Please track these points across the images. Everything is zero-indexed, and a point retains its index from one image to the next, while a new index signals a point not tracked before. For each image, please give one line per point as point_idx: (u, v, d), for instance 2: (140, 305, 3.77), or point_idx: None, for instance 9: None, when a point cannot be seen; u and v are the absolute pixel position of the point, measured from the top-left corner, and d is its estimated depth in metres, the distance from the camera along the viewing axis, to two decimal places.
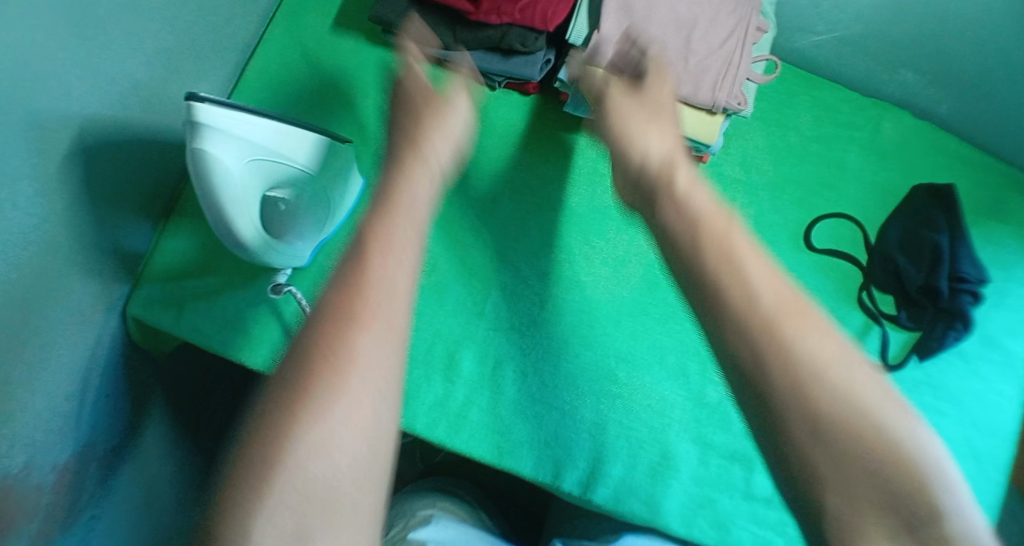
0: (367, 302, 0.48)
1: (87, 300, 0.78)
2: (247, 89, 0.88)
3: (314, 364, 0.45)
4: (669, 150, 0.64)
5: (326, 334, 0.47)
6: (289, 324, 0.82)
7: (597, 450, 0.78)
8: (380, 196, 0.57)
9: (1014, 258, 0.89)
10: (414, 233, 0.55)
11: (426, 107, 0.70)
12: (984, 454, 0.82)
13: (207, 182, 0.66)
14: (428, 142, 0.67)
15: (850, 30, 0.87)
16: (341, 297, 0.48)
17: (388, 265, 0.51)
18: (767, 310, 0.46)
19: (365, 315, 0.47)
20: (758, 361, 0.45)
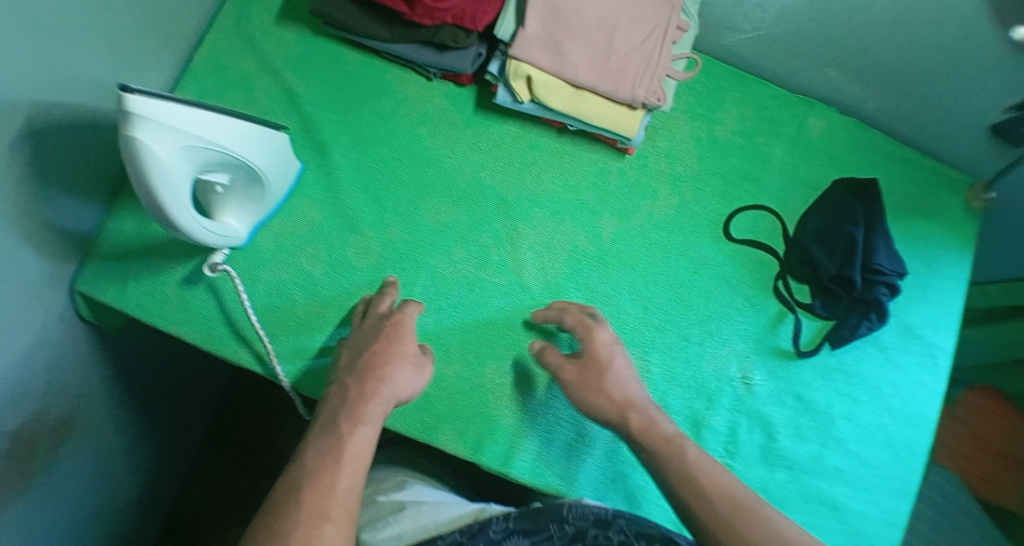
0: (324, 490, 0.64)
1: (35, 277, 0.79)
2: (193, 77, 0.91)
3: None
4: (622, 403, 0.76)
5: (294, 514, 0.62)
6: (227, 302, 0.86)
7: (518, 430, 0.83)
8: (336, 413, 0.71)
9: (940, 253, 0.92)
10: (364, 448, 0.69)
11: (380, 331, 0.78)
12: (899, 441, 0.87)
13: (143, 172, 0.69)
14: (382, 355, 0.76)
15: (774, 28, 0.90)
16: (303, 471, 0.66)
17: (347, 480, 0.66)
18: (726, 516, 0.65)
19: (328, 480, 0.65)
20: (724, 522, 0.65)
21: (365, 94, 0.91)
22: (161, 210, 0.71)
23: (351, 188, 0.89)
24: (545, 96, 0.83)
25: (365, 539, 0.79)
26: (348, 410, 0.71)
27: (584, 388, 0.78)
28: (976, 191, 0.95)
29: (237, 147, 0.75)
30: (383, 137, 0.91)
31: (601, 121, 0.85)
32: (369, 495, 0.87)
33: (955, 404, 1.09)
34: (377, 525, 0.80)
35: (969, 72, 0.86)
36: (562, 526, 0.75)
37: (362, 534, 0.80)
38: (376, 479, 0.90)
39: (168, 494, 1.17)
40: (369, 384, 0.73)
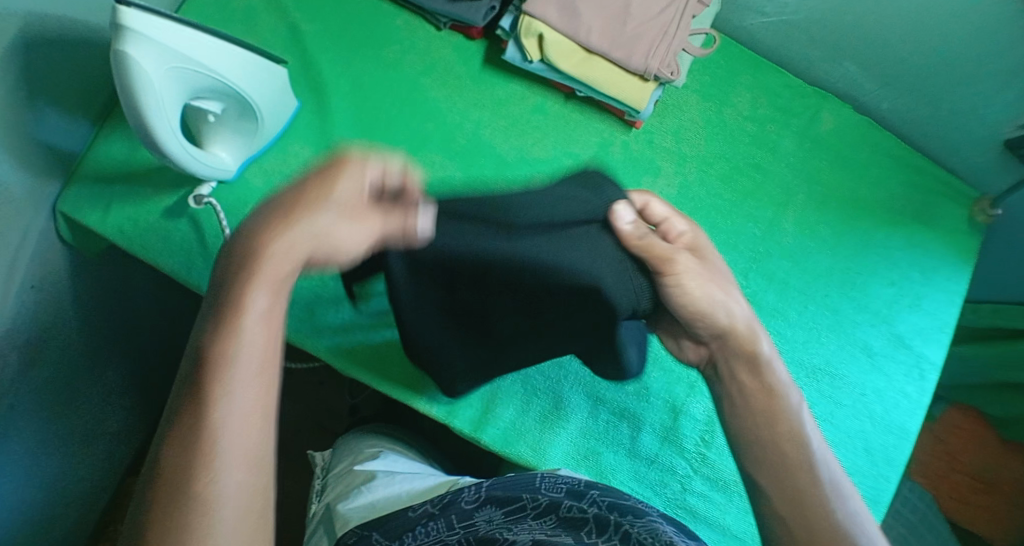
0: (234, 350, 0.49)
1: (14, 189, 0.76)
2: (196, 3, 0.88)
3: (192, 446, 0.46)
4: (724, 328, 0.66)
5: (191, 397, 0.48)
6: (210, 238, 0.84)
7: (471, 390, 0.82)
8: (242, 272, 0.51)
9: (940, 265, 0.90)
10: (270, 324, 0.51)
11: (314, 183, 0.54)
12: (876, 448, 0.85)
13: (130, 89, 0.66)
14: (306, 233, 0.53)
15: (797, 15, 0.88)
16: (209, 330, 0.50)
17: (240, 416, 0.48)
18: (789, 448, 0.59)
19: (229, 360, 0.49)
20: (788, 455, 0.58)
21: (370, 37, 0.89)
22: (146, 131, 0.69)
23: (345, 133, 0.86)
24: (555, 57, 0.81)
25: (338, 509, 0.80)
26: (247, 285, 0.51)
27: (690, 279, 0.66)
28: (983, 205, 0.92)
29: (232, 74, 0.72)
30: (383, 83, 0.88)
31: (611, 90, 0.82)
32: (345, 466, 0.89)
33: (936, 421, 1.08)
34: (350, 496, 0.81)
35: (988, 81, 0.83)
36: (535, 496, 0.72)
37: (336, 504, 0.82)
38: (353, 451, 0.91)
39: (137, 430, 1.15)
40: (294, 194, 0.53)
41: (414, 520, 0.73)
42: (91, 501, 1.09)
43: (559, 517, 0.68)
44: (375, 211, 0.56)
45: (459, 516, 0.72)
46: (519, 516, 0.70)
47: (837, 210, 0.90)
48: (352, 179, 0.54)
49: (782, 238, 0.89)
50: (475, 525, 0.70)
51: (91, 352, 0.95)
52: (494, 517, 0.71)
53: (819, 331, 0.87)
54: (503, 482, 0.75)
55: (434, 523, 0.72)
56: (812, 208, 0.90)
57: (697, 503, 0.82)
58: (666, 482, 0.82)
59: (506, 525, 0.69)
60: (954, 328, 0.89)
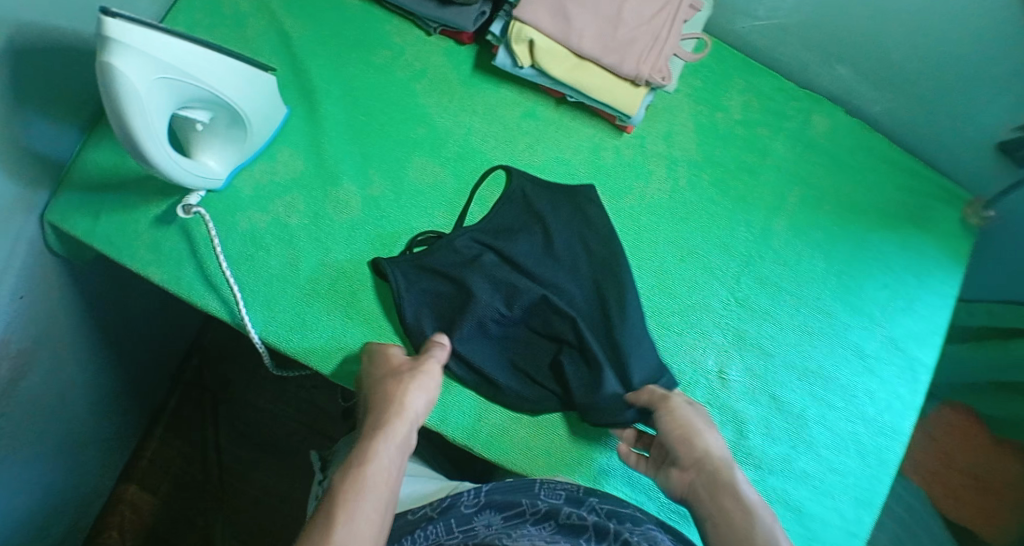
0: (373, 466, 0.68)
1: (1, 200, 0.75)
2: (183, 8, 0.87)
3: (329, 522, 0.63)
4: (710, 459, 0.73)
5: (337, 508, 0.64)
6: (199, 247, 0.83)
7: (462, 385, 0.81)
8: (380, 391, 0.74)
9: (932, 267, 0.90)
10: (402, 442, 0.71)
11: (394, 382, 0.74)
12: (870, 451, 0.85)
13: (117, 101, 0.66)
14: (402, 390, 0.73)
15: (789, 18, 0.88)
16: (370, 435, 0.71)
17: (387, 468, 0.69)
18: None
19: (382, 429, 0.71)
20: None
21: (360, 43, 0.88)
22: (134, 142, 0.68)
23: (335, 140, 0.86)
24: (547, 63, 0.80)
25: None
26: (386, 403, 0.73)
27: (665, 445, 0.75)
28: (975, 208, 0.92)
29: (219, 83, 0.72)
30: (374, 89, 0.87)
31: (603, 96, 0.82)
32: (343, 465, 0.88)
33: (930, 420, 1.08)
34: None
35: (980, 85, 0.83)
36: (534, 502, 0.72)
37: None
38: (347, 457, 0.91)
39: (128, 436, 1.14)
40: (389, 385, 0.74)
41: (414, 524, 0.73)
42: (85, 509, 1.08)
43: (558, 523, 0.69)
44: (423, 367, 0.76)
45: (458, 521, 0.72)
46: (518, 521, 0.71)
47: (830, 214, 0.90)
48: (427, 366, 0.76)
49: (775, 242, 0.89)
50: (474, 529, 0.71)
51: (82, 362, 0.95)
52: (493, 522, 0.71)
53: (812, 334, 0.87)
54: (502, 485, 0.75)
55: (434, 527, 0.72)
56: (805, 211, 0.90)
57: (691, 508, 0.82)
58: (660, 486, 0.82)
59: (506, 530, 0.69)
60: (947, 330, 0.89)
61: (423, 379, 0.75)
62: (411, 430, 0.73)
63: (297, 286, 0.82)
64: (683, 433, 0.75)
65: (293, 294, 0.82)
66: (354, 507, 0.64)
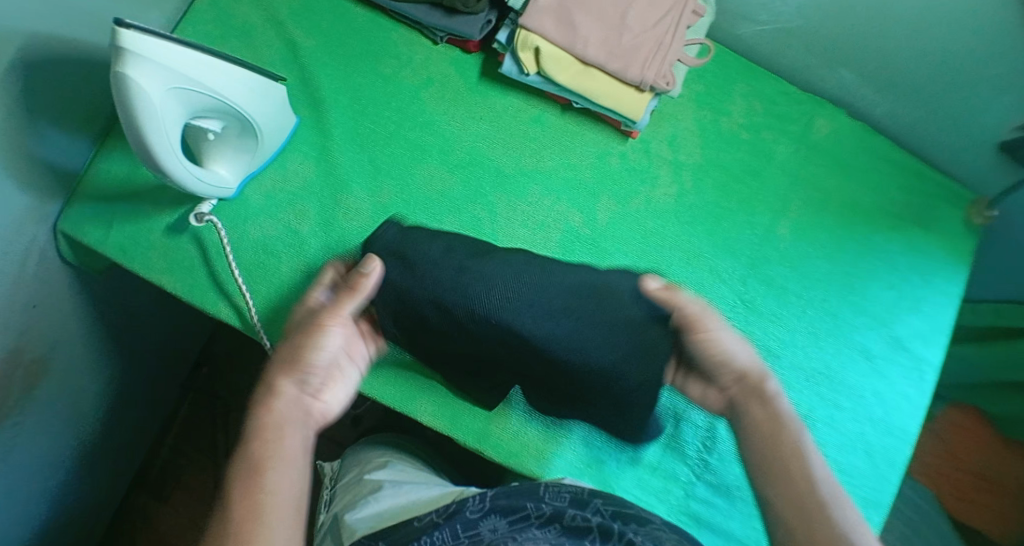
0: (272, 452, 0.65)
1: (15, 209, 0.76)
2: (194, 20, 0.88)
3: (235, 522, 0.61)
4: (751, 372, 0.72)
5: (243, 504, 0.62)
6: (210, 255, 0.84)
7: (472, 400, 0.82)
8: (275, 372, 0.72)
9: (937, 267, 0.91)
10: (298, 424, 0.69)
11: (302, 334, 0.73)
12: (877, 451, 0.85)
13: (132, 110, 0.67)
14: (312, 338, 0.73)
15: (791, 23, 0.89)
16: (261, 420, 0.68)
17: (286, 448, 0.66)
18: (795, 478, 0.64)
19: (274, 414, 0.68)
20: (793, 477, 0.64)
21: (368, 52, 0.89)
22: (148, 151, 0.70)
23: (343, 147, 0.87)
24: (552, 69, 0.82)
25: (345, 519, 0.80)
26: (281, 377, 0.71)
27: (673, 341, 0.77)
28: (979, 208, 0.93)
29: (232, 94, 0.73)
30: (382, 98, 0.89)
31: (608, 101, 0.83)
32: (351, 478, 0.89)
33: (937, 420, 1.09)
34: (357, 506, 0.81)
35: (983, 85, 0.84)
36: (539, 505, 0.72)
37: (344, 514, 0.81)
38: (359, 463, 0.92)
39: (141, 444, 1.15)
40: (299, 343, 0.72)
41: (421, 531, 0.72)
42: (94, 516, 1.09)
43: (564, 526, 0.69)
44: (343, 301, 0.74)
45: (464, 527, 0.71)
46: (523, 525, 0.70)
47: (834, 215, 0.91)
48: (342, 311, 0.74)
49: (780, 244, 0.89)
50: (480, 535, 0.69)
51: (93, 371, 0.95)
52: (498, 526, 0.70)
53: (819, 335, 0.88)
54: (507, 490, 0.74)
55: (440, 533, 0.71)
56: (810, 213, 0.91)
57: (701, 509, 0.83)
58: (669, 488, 0.83)
59: (512, 535, 0.69)
60: (953, 330, 0.90)
61: (331, 330, 0.73)
62: (321, 378, 0.73)
63: (307, 293, 0.83)
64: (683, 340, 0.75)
65: (304, 301, 0.83)
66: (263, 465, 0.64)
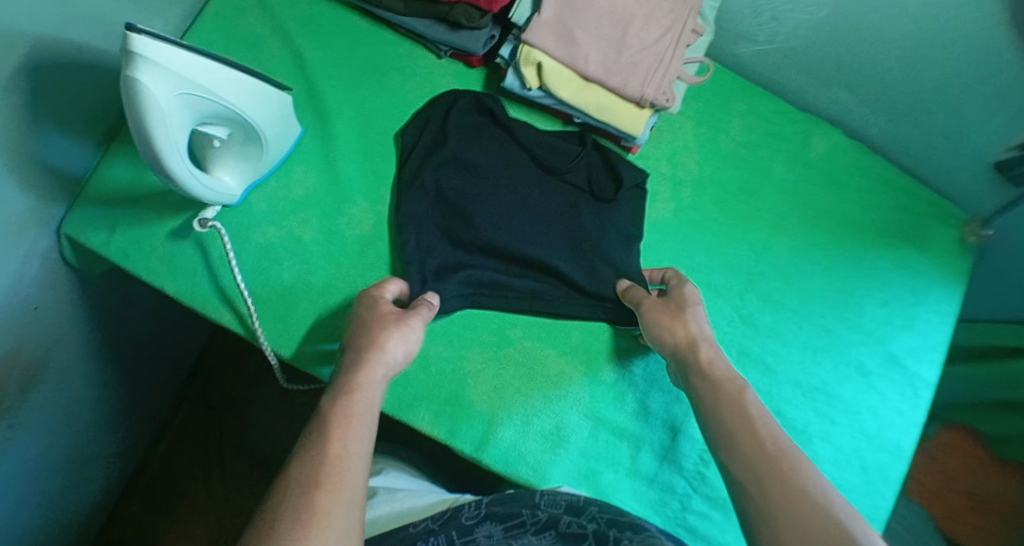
0: (342, 410, 0.67)
1: (19, 211, 0.77)
2: (203, 29, 0.90)
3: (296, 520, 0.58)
4: (690, 338, 0.77)
5: (302, 492, 0.60)
6: (213, 260, 0.85)
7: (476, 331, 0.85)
8: (337, 384, 0.71)
9: (930, 285, 0.92)
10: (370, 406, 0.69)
11: (365, 335, 0.74)
12: (872, 467, 0.86)
13: (138, 113, 0.68)
14: (376, 351, 0.73)
15: (788, 42, 0.91)
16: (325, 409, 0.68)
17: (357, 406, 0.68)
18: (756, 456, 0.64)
19: (342, 411, 0.67)
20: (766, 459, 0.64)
21: (372, 64, 0.91)
22: (154, 154, 0.71)
23: (346, 157, 0.88)
24: (554, 85, 0.83)
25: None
26: (340, 388, 0.70)
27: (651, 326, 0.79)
28: (972, 227, 0.94)
29: (238, 100, 0.74)
30: (386, 108, 0.90)
31: (608, 115, 0.85)
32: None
33: (930, 441, 1.10)
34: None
35: (975, 104, 0.85)
36: (534, 512, 0.72)
37: None
38: None
39: (135, 450, 1.15)
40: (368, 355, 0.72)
41: (416, 536, 0.72)
42: (86, 522, 1.08)
43: (558, 533, 0.69)
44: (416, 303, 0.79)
45: (459, 533, 0.72)
46: (518, 532, 0.71)
47: (829, 232, 0.92)
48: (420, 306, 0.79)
49: (776, 259, 0.91)
50: (475, 541, 0.70)
51: (91, 373, 0.96)
52: (494, 533, 0.71)
53: (814, 350, 0.88)
54: (503, 497, 0.75)
55: (436, 539, 0.71)
56: (804, 229, 0.92)
57: (697, 522, 0.83)
58: (666, 501, 0.83)
59: (506, 541, 0.69)
60: (946, 348, 0.91)
61: (417, 316, 0.78)
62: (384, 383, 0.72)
63: (308, 300, 0.84)
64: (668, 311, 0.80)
65: (304, 307, 0.84)
66: (345, 439, 0.65)
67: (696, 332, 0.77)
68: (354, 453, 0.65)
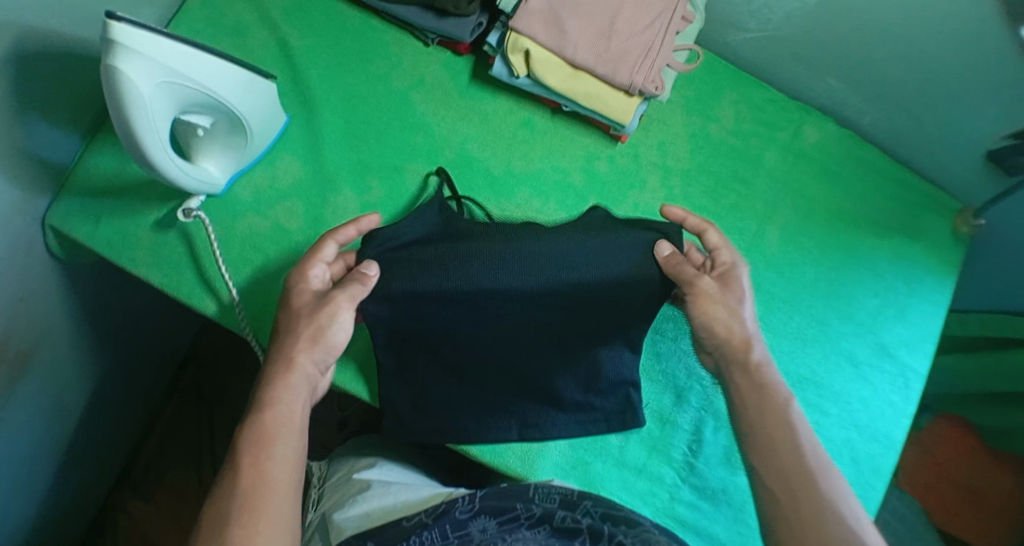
0: (268, 415, 0.65)
1: (3, 203, 0.76)
2: (187, 18, 0.89)
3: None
4: (741, 341, 0.74)
5: (228, 523, 0.58)
6: (199, 251, 0.85)
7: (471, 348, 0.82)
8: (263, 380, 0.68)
9: (923, 275, 0.92)
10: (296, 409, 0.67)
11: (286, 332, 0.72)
12: (863, 458, 0.85)
13: (120, 103, 0.67)
14: (291, 349, 0.70)
15: (780, 30, 0.90)
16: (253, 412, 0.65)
17: (280, 408, 0.66)
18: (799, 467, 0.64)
19: (267, 410, 0.65)
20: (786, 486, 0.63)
21: (359, 52, 0.90)
22: (136, 144, 0.70)
23: (333, 146, 0.87)
24: (543, 73, 0.83)
25: (333, 519, 0.79)
26: (267, 383, 0.68)
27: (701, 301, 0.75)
28: (965, 216, 0.93)
29: (222, 89, 0.73)
30: (373, 98, 0.89)
31: (597, 104, 0.84)
32: (339, 478, 0.89)
33: (923, 432, 1.11)
34: (344, 506, 0.81)
35: (968, 94, 0.85)
36: (529, 506, 0.71)
37: (331, 515, 0.81)
38: (347, 465, 0.91)
39: (126, 444, 1.14)
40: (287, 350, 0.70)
41: (410, 531, 0.71)
42: (77, 516, 1.08)
43: (553, 527, 0.68)
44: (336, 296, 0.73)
45: (453, 527, 0.70)
46: (512, 526, 0.69)
47: (821, 223, 0.92)
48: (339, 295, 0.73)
49: (767, 249, 0.90)
50: (469, 534, 0.69)
51: (80, 367, 0.95)
52: (488, 527, 0.70)
53: (805, 341, 0.88)
54: (495, 491, 0.75)
55: (429, 533, 0.70)
56: (796, 220, 0.91)
57: (686, 512, 0.82)
58: (654, 491, 0.83)
59: (501, 535, 0.68)
60: (938, 338, 0.90)
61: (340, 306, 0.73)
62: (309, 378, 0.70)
63: None
64: (720, 301, 0.75)
65: None
66: (266, 466, 0.62)
67: (745, 334, 0.74)
68: (280, 478, 0.62)
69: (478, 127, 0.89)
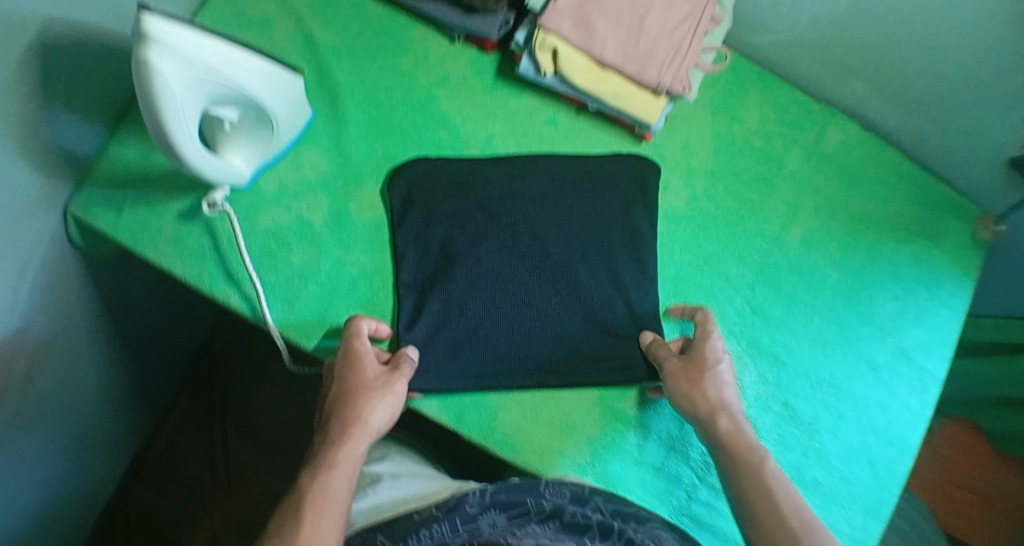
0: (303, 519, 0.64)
1: (28, 193, 0.76)
2: (213, 10, 0.89)
3: None
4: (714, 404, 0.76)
5: None
6: (222, 244, 0.84)
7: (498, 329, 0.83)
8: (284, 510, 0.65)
9: (944, 281, 0.92)
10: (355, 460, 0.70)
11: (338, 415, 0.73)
12: (879, 461, 0.86)
13: (151, 96, 0.67)
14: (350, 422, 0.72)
15: (806, 32, 0.90)
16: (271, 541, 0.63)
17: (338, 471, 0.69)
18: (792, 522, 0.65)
19: (300, 513, 0.64)
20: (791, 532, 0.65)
21: (384, 47, 0.90)
22: (165, 135, 0.70)
23: (358, 141, 0.87)
24: (570, 71, 0.82)
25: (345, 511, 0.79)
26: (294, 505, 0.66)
27: (682, 377, 0.77)
28: (987, 221, 0.93)
29: (251, 84, 0.73)
30: (398, 94, 0.89)
31: (624, 104, 0.83)
32: None
33: (935, 436, 1.11)
34: (355, 498, 0.80)
35: (995, 100, 0.85)
36: (539, 501, 0.71)
37: None
38: None
39: (139, 434, 1.14)
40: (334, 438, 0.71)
41: (421, 523, 0.71)
42: (91, 505, 1.08)
43: (563, 522, 0.68)
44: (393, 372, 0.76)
45: (463, 520, 0.71)
46: (522, 520, 0.70)
47: (844, 225, 0.91)
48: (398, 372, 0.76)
49: (789, 252, 0.90)
50: (479, 529, 0.69)
51: (97, 359, 0.96)
52: (497, 521, 0.70)
53: (824, 344, 0.88)
54: (509, 486, 0.74)
55: (439, 526, 0.70)
56: (818, 223, 0.91)
57: (702, 512, 0.82)
58: (672, 490, 0.82)
59: (511, 529, 0.68)
60: (956, 343, 0.90)
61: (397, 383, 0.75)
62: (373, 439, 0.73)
63: (316, 287, 0.83)
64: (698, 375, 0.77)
65: (313, 293, 0.83)
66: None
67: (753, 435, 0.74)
68: (336, 515, 0.65)
69: (502, 124, 0.90)
